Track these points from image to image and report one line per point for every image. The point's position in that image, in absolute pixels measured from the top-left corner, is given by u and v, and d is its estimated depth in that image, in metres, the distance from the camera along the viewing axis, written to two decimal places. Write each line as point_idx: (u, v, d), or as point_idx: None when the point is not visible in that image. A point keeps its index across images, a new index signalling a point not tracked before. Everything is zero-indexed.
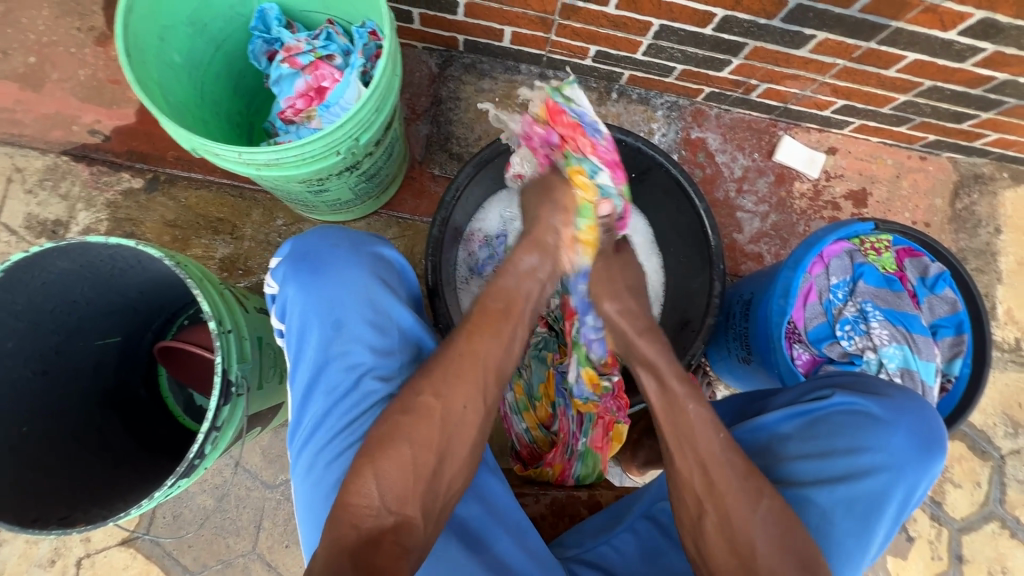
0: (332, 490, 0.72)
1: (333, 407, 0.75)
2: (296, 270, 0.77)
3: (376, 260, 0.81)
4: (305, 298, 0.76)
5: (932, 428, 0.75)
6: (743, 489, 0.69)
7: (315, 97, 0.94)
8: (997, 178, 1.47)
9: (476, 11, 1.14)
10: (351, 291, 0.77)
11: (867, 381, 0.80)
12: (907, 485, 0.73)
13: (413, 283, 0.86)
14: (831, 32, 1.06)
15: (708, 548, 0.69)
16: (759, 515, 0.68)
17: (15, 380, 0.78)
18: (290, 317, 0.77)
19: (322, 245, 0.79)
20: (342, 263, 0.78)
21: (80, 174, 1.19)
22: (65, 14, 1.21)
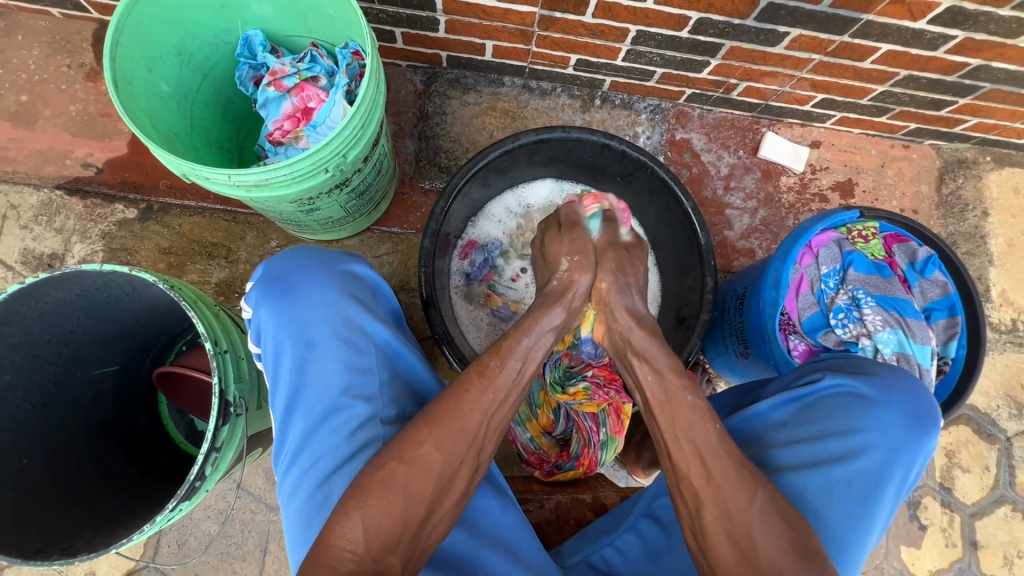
0: (317, 514, 0.72)
1: (315, 428, 0.75)
2: (269, 293, 0.79)
3: (347, 278, 0.82)
4: (277, 320, 0.77)
5: (924, 403, 0.75)
6: (735, 491, 0.67)
7: (302, 117, 0.96)
8: (981, 162, 1.49)
9: (456, 27, 1.17)
10: (322, 311, 0.78)
11: (858, 363, 0.81)
12: (904, 461, 0.73)
13: (389, 299, 0.87)
14: (804, 29, 1.08)
15: (710, 549, 0.67)
16: (758, 503, 0.66)
17: (14, 412, 0.79)
18: (265, 339, 0.78)
19: (291, 267, 0.80)
20: (312, 283, 0.79)
21: (75, 207, 1.20)
22: (55, 53, 1.23)
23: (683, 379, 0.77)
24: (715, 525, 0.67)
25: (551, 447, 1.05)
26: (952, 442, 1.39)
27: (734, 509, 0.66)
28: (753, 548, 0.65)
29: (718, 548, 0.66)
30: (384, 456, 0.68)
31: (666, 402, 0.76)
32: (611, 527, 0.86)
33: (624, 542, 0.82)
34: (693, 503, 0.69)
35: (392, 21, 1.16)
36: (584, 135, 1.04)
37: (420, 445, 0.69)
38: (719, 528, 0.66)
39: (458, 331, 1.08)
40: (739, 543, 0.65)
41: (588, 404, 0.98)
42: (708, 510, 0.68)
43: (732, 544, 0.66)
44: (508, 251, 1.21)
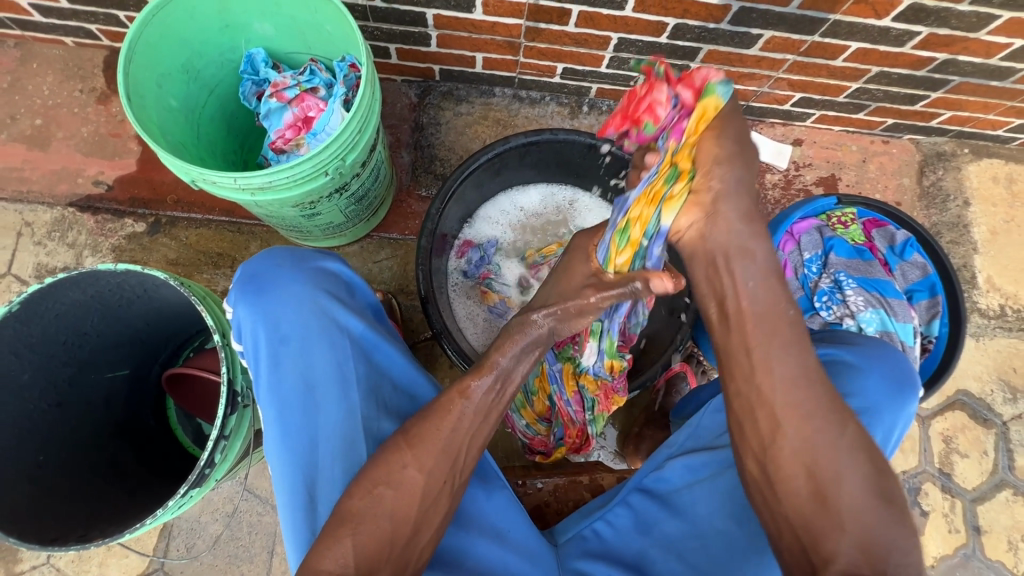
0: (306, 504, 0.74)
1: (296, 423, 0.76)
2: (243, 292, 0.80)
3: (319, 273, 0.82)
4: (254, 317, 0.78)
5: (901, 367, 0.79)
6: (824, 428, 0.64)
7: (303, 126, 1.02)
8: (959, 154, 1.53)
9: (448, 42, 1.23)
10: (295, 307, 0.78)
11: (839, 335, 0.85)
12: (886, 421, 0.76)
13: (364, 293, 0.88)
14: (776, 31, 1.14)
15: (781, 481, 0.65)
16: (846, 439, 0.64)
17: (32, 411, 0.82)
18: (243, 336, 0.79)
19: (265, 265, 0.81)
20: (285, 279, 0.79)
21: (86, 223, 1.26)
22: (68, 78, 1.30)
23: None
24: (792, 461, 0.64)
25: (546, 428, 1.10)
26: (949, 428, 1.40)
27: (823, 443, 0.63)
28: (834, 488, 0.62)
29: (792, 484, 0.64)
30: (371, 480, 0.69)
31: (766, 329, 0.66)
32: (603, 502, 0.89)
33: (620, 517, 0.86)
34: (769, 436, 0.65)
35: (386, 38, 1.22)
36: (571, 136, 1.09)
37: (403, 469, 0.69)
38: (795, 463, 0.64)
39: (455, 326, 1.12)
40: (819, 480, 0.63)
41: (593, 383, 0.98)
42: (784, 448, 0.64)
43: (810, 480, 0.63)
44: (504, 250, 1.27)
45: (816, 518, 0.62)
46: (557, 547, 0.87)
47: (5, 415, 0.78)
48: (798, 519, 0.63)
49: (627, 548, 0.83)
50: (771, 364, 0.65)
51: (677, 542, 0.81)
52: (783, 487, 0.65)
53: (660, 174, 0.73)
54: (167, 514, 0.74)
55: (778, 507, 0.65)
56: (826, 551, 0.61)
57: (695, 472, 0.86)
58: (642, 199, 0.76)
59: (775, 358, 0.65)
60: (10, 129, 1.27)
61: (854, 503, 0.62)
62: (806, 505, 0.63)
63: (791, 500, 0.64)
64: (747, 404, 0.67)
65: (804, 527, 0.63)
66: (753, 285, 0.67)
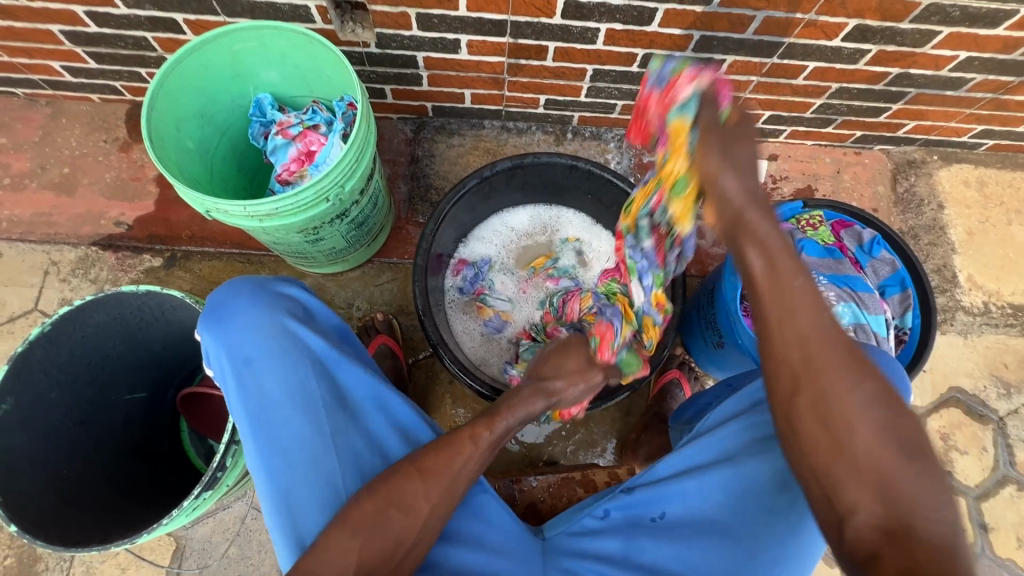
0: (289, 527, 0.73)
1: (271, 447, 0.75)
2: (205, 322, 0.79)
3: (278, 299, 0.82)
4: (216, 345, 0.78)
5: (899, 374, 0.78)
6: (839, 379, 0.64)
7: (306, 160, 1.11)
8: (930, 161, 1.61)
9: (438, 81, 1.35)
10: (254, 332, 0.77)
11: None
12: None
13: (327, 314, 0.87)
14: (737, 55, 1.24)
15: (799, 435, 0.66)
16: (859, 394, 0.64)
17: (57, 428, 0.89)
18: (212, 364, 0.79)
19: (224, 295, 0.80)
20: (243, 306, 0.79)
21: (108, 260, 1.35)
22: (94, 130, 1.42)
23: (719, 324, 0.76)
24: (807, 413, 0.65)
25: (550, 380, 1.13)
26: (946, 425, 1.41)
27: (837, 398, 0.64)
28: (848, 437, 0.63)
29: (810, 435, 0.65)
30: (381, 501, 0.72)
31: (778, 281, 0.66)
32: (592, 501, 0.92)
33: (614, 507, 0.88)
34: (793, 393, 0.66)
35: (382, 80, 1.34)
36: (553, 159, 1.17)
37: (415, 499, 0.73)
38: (808, 411, 0.65)
39: (450, 338, 1.19)
40: (833, 431, 0.64)
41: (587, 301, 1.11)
42: (803, 404, 0.65)
43: (825, 433, 0.64)
44: (496, 266, 1.34)
45: (835, 468, 0.64)
46: (545, 539, 0.90)
47: (32, 431, 0.85)
48: (817, 471, 0.65)
49: (616, 541, 0.86)
50: (796, 320, 0.65)
51: (665, 534, 0.84)
52: (801, 444, 0.66)
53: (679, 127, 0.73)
54: (179, 517, 0.80)
55: (802, 457, 0.67)
56: (849, 502, 0.63)
57: (687, 464, 0.87)
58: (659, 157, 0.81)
59: (794, 320, 0.65)
60: (40, 178, 1.39)
61: (868, 448, 0.63)
62: (822, 454, 0.65)
63: (809, 453, 0.66)
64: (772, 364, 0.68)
65: (822, 469, 0.65)
66: (760, 264, 0.66)
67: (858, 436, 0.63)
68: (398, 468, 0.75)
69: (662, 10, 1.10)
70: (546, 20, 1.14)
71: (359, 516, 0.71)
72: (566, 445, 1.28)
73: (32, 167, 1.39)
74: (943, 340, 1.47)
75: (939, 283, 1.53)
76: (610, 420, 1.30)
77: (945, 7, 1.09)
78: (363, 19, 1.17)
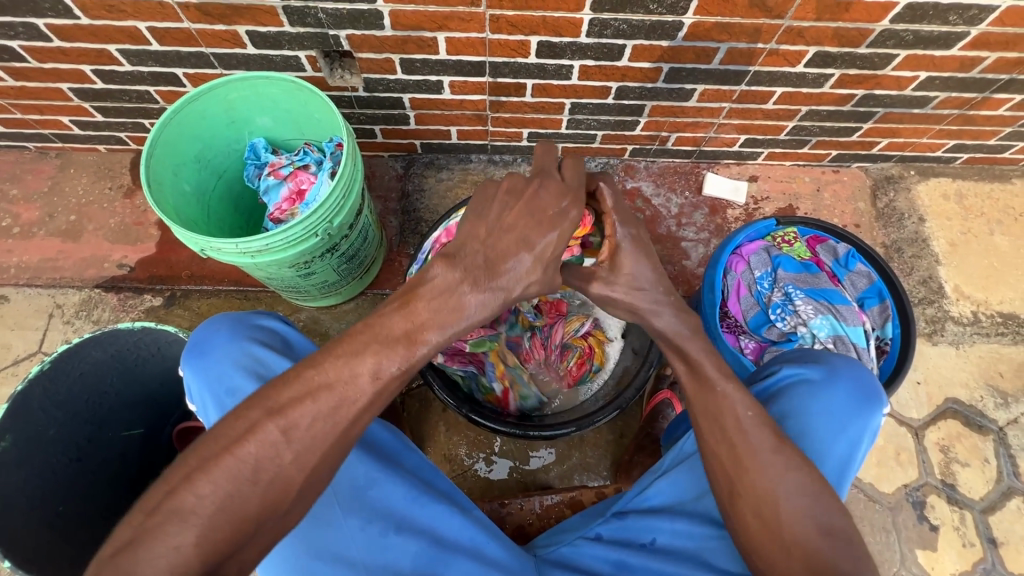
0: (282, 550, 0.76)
1: None
2: (187, 358, 0.82)
3: (255, 330, 0.83)
4: (199, 379, 0.80)
5: (871, 383, 0.82)
6: (766, 473, 0.70)
7: (297, 198, 1.16)
8: (907, 176, 1.64)
9: (424, 119, 1.41)
10: (234, 363, 0.79)
11: (809, 351, 0.87)
12: (851, 434, 0.80)
13: (306, 342, 0.88)
14: (706, 84, 1.30)
15: (733, 516, 0.72)
16: (786, 486, 0.70)
17: (54, 464, 0.91)
18: (195, 398, 0.81)
19: (205, 331, 0.82)
20: (222, 341, 0.81)
21: (110, 301, 1.40)
22: (100, 179, 1.50)
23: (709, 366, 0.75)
24: (741, 503, 0.71)
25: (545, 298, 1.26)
26: (945, 438, 1.40)
27: (763, 489, 0.70)
28: (779, 521, 0.69)
29: (742, 518, 0.71)
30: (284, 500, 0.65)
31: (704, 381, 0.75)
32: (584, 523, 0.91)
33: (606, 530, 0.87)
34: (724, 481, 0.73)
35: (371, 121, 1.41)
36: None
37: None
38: (739, 501, 0.71)
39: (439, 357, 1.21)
40: (763, 520, 0.70)
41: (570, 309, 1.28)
42: (739, 492, 0.71)
43: (758, 519, 0.70)
44: None
45: (767, 550, 0.70)
46: (535, 554, 0.91)
47: (30, 467, 0.87)
48: (749, 546, 0.71)
49: (606, 563, 0.85)
50: (721, 423, 0.73)
51: (657, 555, 0.83)
52: (734, 522, 0.72)
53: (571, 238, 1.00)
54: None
55: (739, 534, 0.72)
56: (782, 575, 0.68)
57: (675, 487, 0.86)
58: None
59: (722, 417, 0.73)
60: (48, 226, 1.45)
61: (794, 532, 0.69)
62: (755, 533, 0.71)
63: (741, 531, 0.72)
64: (714, 453, 0.74)
65: (753, 549, 0.71)
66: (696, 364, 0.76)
67: (784, 520, 0.69)
68: (257, 418, 0.66)
69: (630, 46, 1.17)
70: (521, 59, 1.21)
71: (219, 494, 0.62)
72: (562, 469, 1.28)
73: (41, 216, 1.46)
74: (934, 352, 1.47)
75: (926, 295, 1.54)
76: (604, 443, 1.30)
77: (898, 32, 1.15)
78: (350, 65, 1.25)
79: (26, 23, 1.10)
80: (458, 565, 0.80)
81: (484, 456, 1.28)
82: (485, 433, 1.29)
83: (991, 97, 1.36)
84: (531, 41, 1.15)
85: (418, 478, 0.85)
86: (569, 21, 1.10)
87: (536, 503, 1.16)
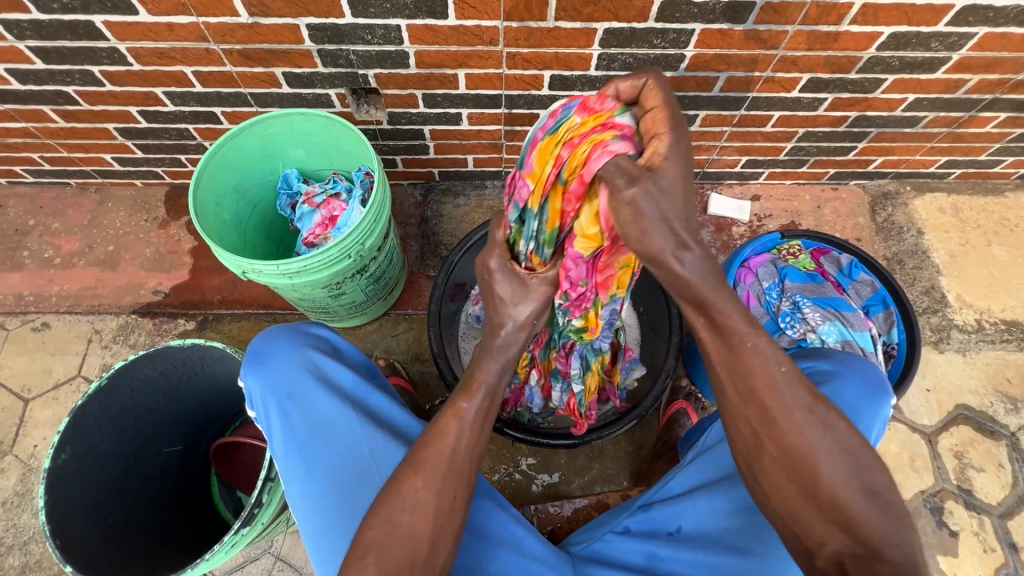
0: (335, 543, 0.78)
1: (315, 471, 0.81)
2: (247, 364, 0.87)
3: (310, 338, 0.90)
4: (259, 383, 0.85)
5: (877, 375, 0.88)
6: (804, 434, 0.69)
7: (329, 224, 1.25)
8: (904, 192, 1.72)
9: (443, 149, 1.50)
10: (294, 368, 0.85)
11: (821, 347, 0.93)
12: (866, 423, 0.84)
13: (354, 352, 0.95)
14: (708, 110, 1.39)
15: (767, 479, 0.73)
16: (823, 446, 0.69)
17: (104, 477, 0.96)
18: (254, 401, 0.87)
19: (264, 339, 0.89)
20: (280, 347, 0.87)
21: (146, 326, 1.46)
22: (137, 212, 1.58)
23: (746, 327, 0.68)
24: (775, 465, 0.72)
25: (563, 270, 0.82)
26: (958, 443, 1.43)
27: (802, 451, 0.69)
28: (816, 482, 0.69)
29: (777, 482, 0.72)
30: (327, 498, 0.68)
31: (729, 342, 0.69)
32: (611, 519, 0.95)
33: (633, 523, 0.91)
34: (755, 443, 0.73)
35: (393, 151, 1.50)
36: None
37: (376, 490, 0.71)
38: (775, 465, 0.72)
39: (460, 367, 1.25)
40: (800, 482, 0.70)
41: (597, 322, 0.96)
42: (770, 453, 0.71)
43: (792, 483, 0.71)
44: None
45: (801, 509, 0.71)
46: (570, 553, 0.94)
47: (85, 479, 0.92)
48: (785, 511, 0.73)
49: (637, 556, 0.88)
50: (750, 383, 0.70)
51: (688, 546, 0.86)
52: (767, 486, 0.73)
53: (580, 129, 0.72)
54: (221, 553, 0.86)
55: (772, 496, 0.74)
56: (816, 537, 0.71)
57: (697, 481, 0.90)
58: (538, 203, 0.78)
59: (756, 379, 0.69)
60: (87, 256, 1.53)
61: (835, 493, 0.69)
62: (790, 492, 0.71)
63: (776, 491, 0.72)
64: (746, 417, 0.72)
65: (788, 510, 0.72)
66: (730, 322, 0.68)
67: (822, 481, 0.69)
68: None
69: None
70: (535, 91, 1.30)
71: None
72: (583, 480, 1.31)
73: (81, 247, 1.54)
74: (941, 359, 1.51)
75: (930, 304, 1.58)
76: (623, 454, 1.33)
77: (885, 58, 1.24)
78: (375, 101, 1.35)
79: (82, 71, 1.20)
80: (495, 563, 0.83)
81: (506, 469, 1.31)
82: (507, 446, 1.33)
83: (977, 116, 1.44)
84: (544, 74, 1.24)
85: None
86: (579, 56, 1.19)
87: (567, 507, 1.22)
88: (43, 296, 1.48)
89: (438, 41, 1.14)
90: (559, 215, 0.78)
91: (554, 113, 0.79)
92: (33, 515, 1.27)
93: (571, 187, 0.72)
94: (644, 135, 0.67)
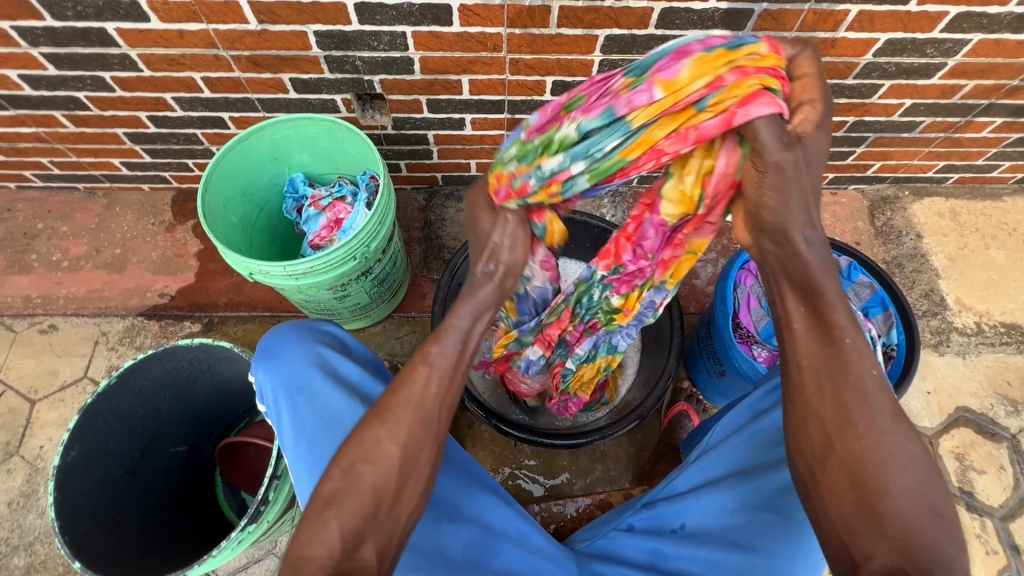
0: None
1: (319, 463, 0.80)
2: (260, 360, 0.90)
3: (320, 336, 0.92)
4: (271, 378, 0.87)
5: None
6: (879, 438, 0.62)
7: (334, 227, 1.26)
8: (902, 197, 1.73)
9: (446, 153, 1.52)
10: (303, 362, 0.87)
11: None
12: None
13: (363, 350, 0.96)
14: None
15: (825, 484, 0.64)
16: (898, 456, 0.61)
17: (111, 476, 0.97)
18: (266, 397, 0.88)
19: (278, 336, 0.91)
20: (291, 343, 0.89)
21: (152, 329, 1.48)
22: (144, 216, 1.60)
23: (844, 321, 0.65)
24: (839, 468, 0.63)
25: (639, 237, 0.83)
26: (959, 446, 1.43)
27: (873, 456, 0.61)
28: (882, 492, 0.61)
29: (835, 489, 0.63)
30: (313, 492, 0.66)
31: (823, 330, 0.65)
32: (615, 518, 0.98)
33: (637, 520, 0.93)
34: (823, 442, 0.64)
35: (397, 156, 1.52)
36: None
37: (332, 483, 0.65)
38: (838, 467, 0.63)
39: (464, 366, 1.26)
40: (864, 489, 0.61)
41: (635, 305, 0.97)
42: (838, 455, 0.63)
43: (851, 483, 0.62)
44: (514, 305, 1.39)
45: (857, 522, 0.62)
46: (575, 551, 0.99)
47: (92, 477, 0.93)
48: (838, 521, 0.63)
49: (641, 552, 0.90)
50: (837, 377, 0.64)
51: (693, 543, 0.87)
52: (824, 491, 0.64)
53: (757, 63, 0.62)
54: (227, 550, 0.87)
55: (825, 505, 0.65)
56: (864, 549, 0.61)
57: (700, 480, 0.91)
58: (644, 120, 0.64)
59: (840, 370, 0.64)
60: (94, 259, 1.55)
61: (901, 509, 0.60)
62: (847, 501, 0.62)
63: (833, 499, 0.63)
64: (815, 412, 0.65)
65: (842, 522, 0.63)
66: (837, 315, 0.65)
67: (890, 492, 0.60)
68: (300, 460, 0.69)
69: None
70: (538, 97, 1.32)
71: None
72: (586, 482, 1.31)
73: (88, 250, 1.56)
74: (941, 362, 1.52)
75: (929, 307, 1.59)
76: (625, 456, 1.34)
77: (881, 64, 1.26)
78: (380, 107, 1.36)
79: (94, 76, 1.23)
80: (499, 557, 0.86)
81: (509, 470, 1.32)
82: (510, 448, 1.34)
83: (974, 121, 1.46)
84: (547, 80, 1.26)
85: (464, 469, 0.92)
86: (581, 62, 1.21)
87: (570, 506, 1.22)
88: (50, 299, 1.50)
89: (442, 48, 1.17)
90: (648, 145, 0.66)
91: (716, 32, 0.65)
92: (39, 515, 1.28)
93: (710, 123, 0.62)
94: (792, 98, 0.66)
